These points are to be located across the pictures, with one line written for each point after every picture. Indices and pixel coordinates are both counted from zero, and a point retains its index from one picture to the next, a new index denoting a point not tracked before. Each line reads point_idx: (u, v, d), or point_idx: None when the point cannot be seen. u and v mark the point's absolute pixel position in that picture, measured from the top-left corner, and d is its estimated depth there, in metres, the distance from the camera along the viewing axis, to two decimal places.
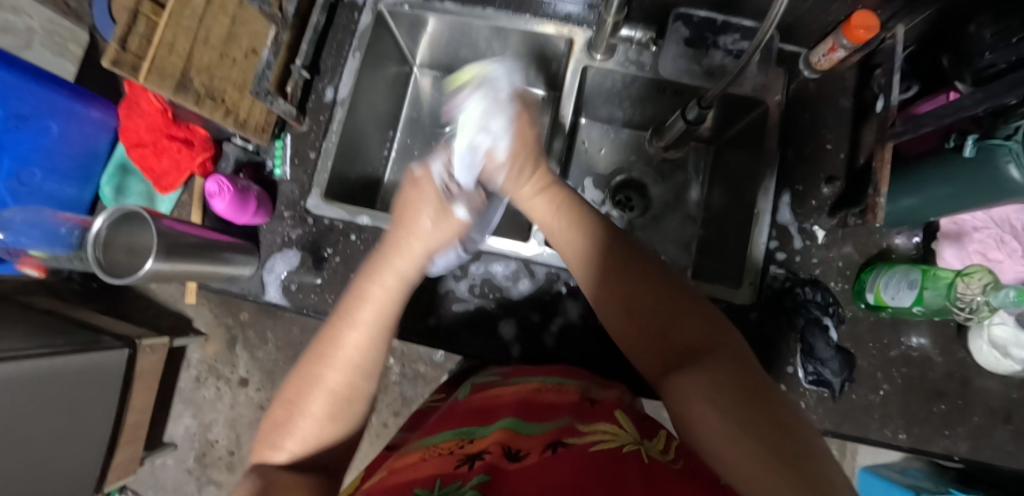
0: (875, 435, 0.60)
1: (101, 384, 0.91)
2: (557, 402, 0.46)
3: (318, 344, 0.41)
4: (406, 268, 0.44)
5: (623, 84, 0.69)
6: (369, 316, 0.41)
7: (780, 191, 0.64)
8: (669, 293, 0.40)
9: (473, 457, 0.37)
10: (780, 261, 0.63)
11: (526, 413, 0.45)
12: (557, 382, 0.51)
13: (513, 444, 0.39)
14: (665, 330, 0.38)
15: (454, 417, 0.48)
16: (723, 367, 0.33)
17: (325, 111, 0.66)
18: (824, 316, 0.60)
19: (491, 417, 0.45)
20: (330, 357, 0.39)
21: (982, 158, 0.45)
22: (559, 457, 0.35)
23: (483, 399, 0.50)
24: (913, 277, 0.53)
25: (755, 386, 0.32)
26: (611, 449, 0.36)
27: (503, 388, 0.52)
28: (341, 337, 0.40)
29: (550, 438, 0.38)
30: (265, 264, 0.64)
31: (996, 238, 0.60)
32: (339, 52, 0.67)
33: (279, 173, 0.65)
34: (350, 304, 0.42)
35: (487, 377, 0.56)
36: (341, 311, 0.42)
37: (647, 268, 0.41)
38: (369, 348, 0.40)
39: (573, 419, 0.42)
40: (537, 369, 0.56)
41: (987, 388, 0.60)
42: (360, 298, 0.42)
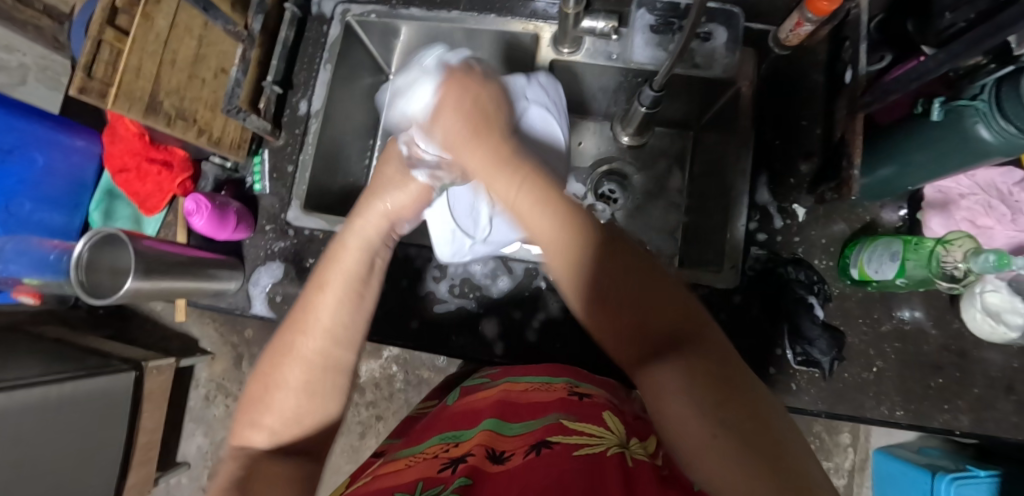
0: (871, 413, 0.58)
1: (110, 407, 0.93)
2: (541, 400, 0.45)
3: (294, 313, 0.40)
4: (372, 230, 0.42)
5: (593, 76, 0.69)
6: (336, 277, 0.40)
7: (756, 172, 0.63)
8: (645, 283, 0.32)
9: (457, 460, 0.37)
10: (761, 242, 0.62)
11: (510, 414, 0.44)
12: (548, 380, 0.50)
13: (497, 447, 0.38)
14: (644, 323, 0.32)
15: (440, 423, 0.48)
16: (708, 362, 0.29)
17: (300, 124, 0.67)
18: (811, 294, 0.59)
19: (476, 418, 0.45)
20: (307, 328, 0.38)
21: (951, 122, 0.44)
22: (542, 459, 0.34)
23: (472, 402, 0.49)
24: (895, 248, 0.53)
25: (738, 380, 0.28)
26: (597, 452, 0.35)
27: (492, 388, 0.52)
28: (315, 306, 0.39)
29: (536, 438, 0.37)
30: (250, 278, 0.65)
31: (984, 204, 0.58)
32: (311, 66, 0.69)
33: (259, 188, 0.66)
34: (323, 268, 0.41)
35: (477, 380, 0.56)
36: (314, 277, 0.41)
37: (620, 249, 0.34)
38: (342, 313, 0.39)
39: (561, 415, 0.41)
40: (526, 368, 0.55)
41: (986, 359, 0.59)
42: (332, 259, 0.41)
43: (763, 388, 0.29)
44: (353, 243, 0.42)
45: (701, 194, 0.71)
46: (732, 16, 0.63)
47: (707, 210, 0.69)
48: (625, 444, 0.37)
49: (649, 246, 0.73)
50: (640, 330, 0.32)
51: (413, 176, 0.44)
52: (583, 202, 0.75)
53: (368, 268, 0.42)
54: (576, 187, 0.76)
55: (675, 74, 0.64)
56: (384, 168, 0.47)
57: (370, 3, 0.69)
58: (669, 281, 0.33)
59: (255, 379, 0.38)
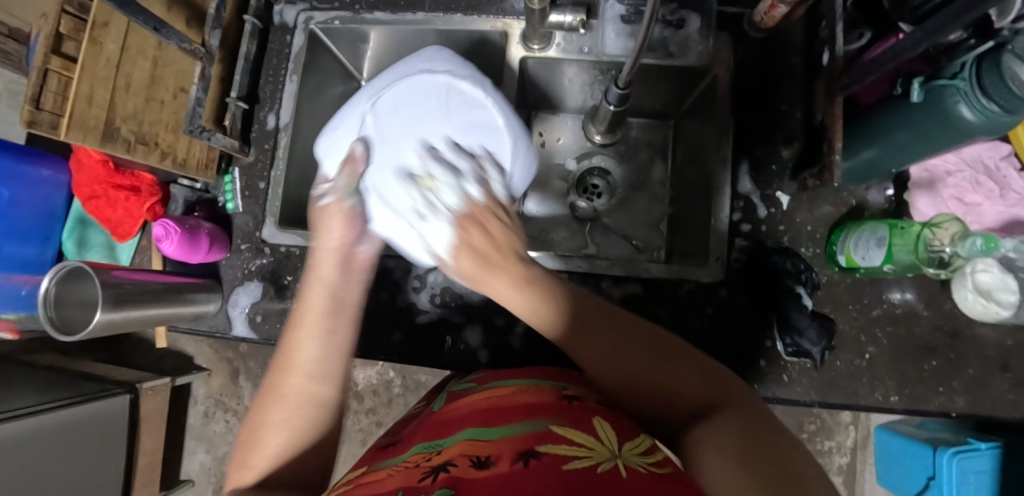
0: (866, 400, 0.57)
1: (106, 432, 0.93)
2: (529, 402, 0.41)
3: (278, 356, 0.43)
4: (332, 275, 0.47)
5: (566, 71, 0.67)
6: (312, 320, 0.44)
7: (737, 160, 0.62)
8: (671, 352, 0.38)
9: (439, 468, 0.33)
10: (746, 232, 0.60)
11: (497, 416, 0.40)
12: (536, 383, 0.46)
13: (479, 454, 0.34)
14: (669, 401, 0.36)
15: (418, 432, 0.44)
16: (738, 420, 0.32)
17: (270, 139, 0.66)
18: (799, 284, 0.57)
19: (456, 425, 0.41)
20: (288, 367, 0.42)
21: (931, 102, 0.43)
22: (527, 471, 0.29)
23: (452, 408, 0.45)
24: (881, 233, 0.51)
25: (766, 434, 0.30)
26: (584, 467, 0.29)
27: (475, 392, 0.47)
28: (295, 345, 0.42)
29: (523, 444, 0.33)
30: (229, 299, 0.64)
31: (971, 180, 0.57)
32: (276, 78, 0.67)
33: (231, 207, 0.65)
34: (297, 315, 0.45)
35: (464, 384, 0.52)
36: (291, 322, 0.45)
37: (642, 324, 0.41)
38: (314, 350, 0.42)
39: (550, 421, 0.37)
40: (513, 372, 0.51)
41: (981, 338, 0.57)
42: (305, 304, 0.45)
43: (789, 435, 0.31)
44: (318, 285, 0.46)
45: (684, 186, 0.70)
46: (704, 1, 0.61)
47: (690, 202, 0.68)
48: (618, 453, 0.32)
49: (636, 242, 0.72)
50: (665, 395, 0.37)
51: (321, 205, 0.50)
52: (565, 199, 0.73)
53: (340, 308, 0.46)
54: (557, 185, 0.75)
55: (648, 65, 0.62)
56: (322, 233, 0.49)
57: (333, 9, 0.67)
58: (693, 353, 0.38)
59: (241, 441, 0.40)
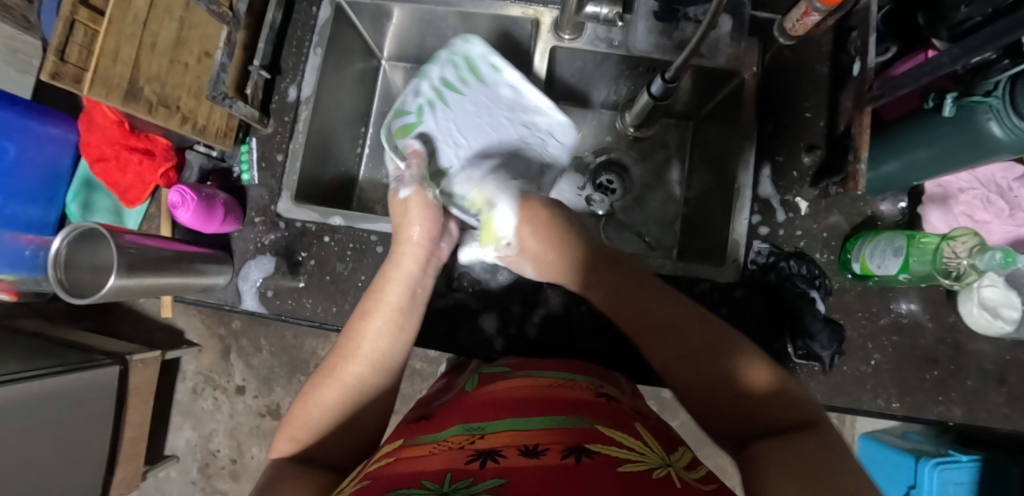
0: (868, 405, 0.59)
1: (95, 402, 0.90)
2: (567, 397, 0.41)
3: (341, 339, 0.44)
4: (411, 265, 0.47)
5: (593, 63, 0.67)
6: (385, 312, 0.44)
7: (759, 163, 0.62)
8: (721, 349, 0.37)
9: (486, 454, 0.33)
10: (764, 236, 0.61)
11: (535, 407, 0.40)
12: (568, 377, 0.46)
13: (525, 443, 0.34)
14: (742, 404, 0.34)
15: (451, 413, 0.44)
16: (816, 441, 0.27)
17: (290, 112, 0.65)
18: (812, 289, 0.58)
19: (493, 412, 0.40)
20: (350, 354, 0.43)
21: (966, 118, 0.44)
22: (583, 469, 0.29)
23: (487, 392, 0.45)
24: (898, 244, 0.53)
25: (837, 459, 0.26)
26: (639, 472, 0.30)
27: (512, 379, 0.47)
28: (361, 334, 0.43)
29: (571, 439, 0.33)
30: (239, 272, 0.62)
31: (982, 198, 0.59)
32: (300, 50, 0.66)
33: (247, 179, 0.63)
34: (369, 302, 0.46)
35: (496, 368, 0.52)
36: (361, 308, 0.45)
37: (688, 309, 0.40)
38: (381, 342, 0.43)
39: (594, 420, 0.37)
40: (543, 362, 0.51)
41: (979, 351, 0.59)
42: (379, 292, 0.46)
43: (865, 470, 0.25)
44: (396, 280, 0.46)
45: (701, 186, 0.71)
46: (738, 4, 0.62)
47: (707, 202, 0.68)
48: (669, 463, 0.32)
49: (648, 238, 0.73)
50: (725, 389, 0.35)
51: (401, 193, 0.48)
52: (581, 193, 0.73)
53: (410, 300, 0.46)
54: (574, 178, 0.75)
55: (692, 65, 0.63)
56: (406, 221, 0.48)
57: None
58: (749, 360, 0.36)
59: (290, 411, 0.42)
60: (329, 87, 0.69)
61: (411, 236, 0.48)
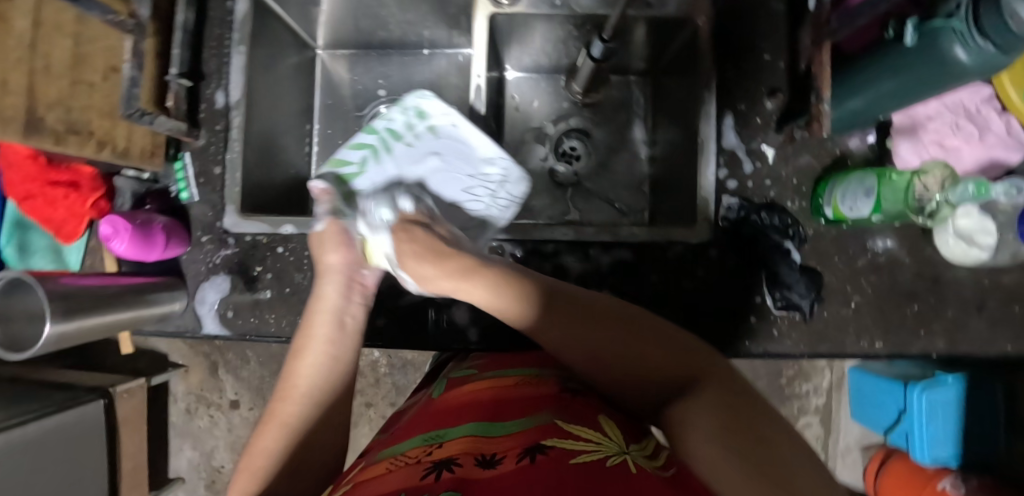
0: (852, 348, 0.58)
1: (83, 439, 0.88)
2: (528, 395, 0.40)
3: (279, 384, 0.49)
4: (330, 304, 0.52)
5: (539, 27, 0.63)
6: (313, 352, 0.49)
7: (721, 113, 0.59)
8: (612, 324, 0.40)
9: (443, 464, 0.31)
10: (733, 190, 0.58)
11: (499, 412, 0.38)
12: (536, 373, 0.45)
13: (483, 451, 0.32)
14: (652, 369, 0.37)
15: (420, 421, 0.42)
16: (722, 392, 0.32)
17: (221, 119, 0.60)
18: (786, 239, 0.57)
19: (457, 417, 0.39)
20: (288, 394, 0.47)
21: (927, 46, 0.41)
22: (538, 468, 0.28)
23: (447, 399, 0.44)
24: (869, 184, 0.50)
25: (752, 420, 0.29)
26: (594, 462, 0.29)
27: (473, 381, 0.46)
28: (296, 373, 0.48)
29: (528, 439, 0.32)
30: (195, 296, 0.59)
31: (951, 124, 0.56)
32: (220, 50, 0.60)
33: (186, 197, 0.59)
34: (296, 348, 0.50)
35: (464, 370, 0.50)
36: (290, 352, 0.50)
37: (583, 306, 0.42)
38: (315, 372, 0.49)
39: (554, 413, 0.36)
40: (510, 358, 0.50)
41: (958, 280, 0.59)
42: (303, 338, 0.50)
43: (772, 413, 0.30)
44: (322, 316, 0.51)
45: (665, 144, 0.68)
46: None
47: (674, 161, 0.65)
48: (626, 450, 0.31)
49: (618, 205, 0.71)
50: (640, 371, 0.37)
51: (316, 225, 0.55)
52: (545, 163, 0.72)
53: (334, 343, 0.51)
54: (536, 150, 0.73)
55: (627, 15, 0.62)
56: (324, 254, 0.53)
57: None
58: (646, 324, 0.39)
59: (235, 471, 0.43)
60: (261, 87, 0.64)
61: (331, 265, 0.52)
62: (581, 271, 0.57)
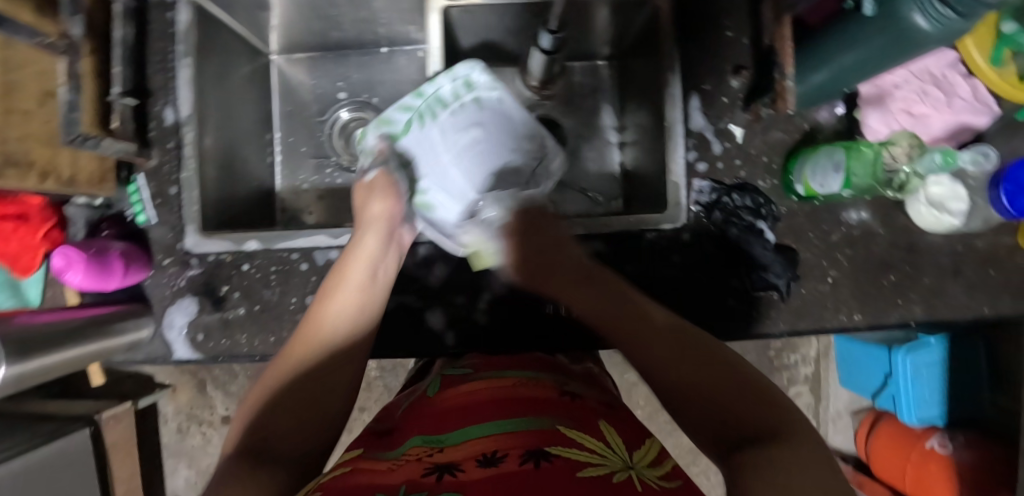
0: (832, 322, 0.58)
1: (72, 470, 0.86)
2: (528, 396, 0.40)
3: (305, 323, 0.43)
4: (370, 248, 0.46)
5: (495, 17, 0.61)
6: (344, 301, 0.43)
7: (687, 95, 0.58)
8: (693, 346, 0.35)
9: (444, 467, 0.31)
10: (703, 172, 0.58)
11: (500, 409, 0.38)
12: (533, 376, 0.45)
13: (485, 450, 0.32)
14: (724, 405, 0.31)
15: (417, 420, 0.42)
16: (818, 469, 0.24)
17: (172, 137, 0.58)
18: (758, 220, 0.56)
19: (457, 418, 0.39)
20: (309, 334, 0.42)
21: (886, 13, 0.40)
22: (541, 475, 0.27)
23: (447, 397, 0.43)
24: (837, 157, 0.50)
25: None
26: (601, 475, 0.28)
27: (474, 380, 0.45)
28: (324, 314, 0.43)
29: (530, 442, 0.32)
30: (163, 322, 0.57)
31: (919, 90, 0.55)
32: (166, 65, 0.58)
33: (144, 220, 0.57)
34: (333, 282, 0.45)
35: (458, 370, 0.50)
36: (324, 290, 0.45)
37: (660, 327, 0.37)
38: (343, 321, 0.43)
39: (556, 419, 0.36)
40: (508, 359, 0.50)
41: (933, 247, 0.58)
42: (341, 274, 0.45)
43: None
44: (359, 259, 0.45)
45: (635, 129, 0.67)
46: None
47: (644, 146, 0.64)
48: (632, 467, 0.30)
49: (592, 194, 0.70)
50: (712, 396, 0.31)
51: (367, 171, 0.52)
52: None
53: (367, 303, 0.45)
54: None
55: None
56: (373, 203, 0.48)
57: None
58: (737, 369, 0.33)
59: (245, 398, 0.41)
60: (213, 99, 0.62)
61: (371, 212, 0.48)
62: None
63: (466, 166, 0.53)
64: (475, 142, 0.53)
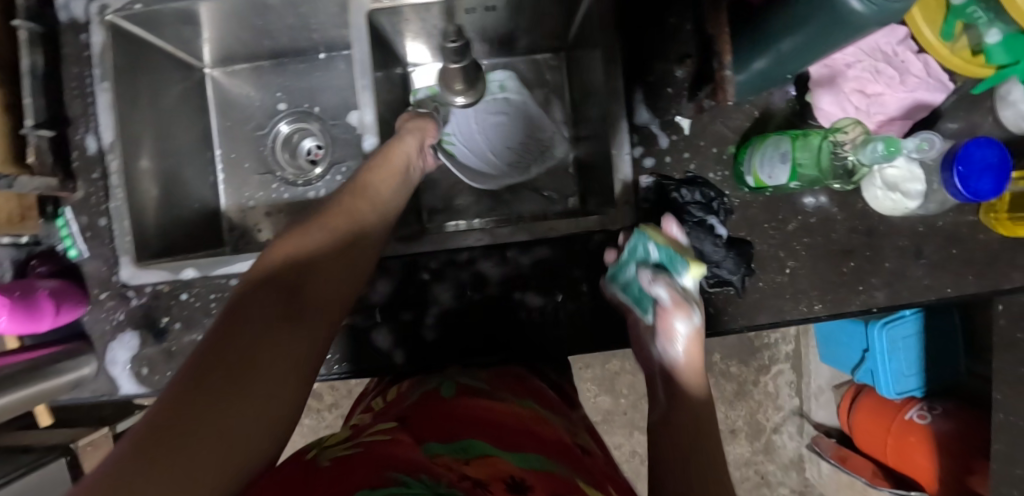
0: (793, 314, 0.57)
1: None
2: (544, 435, 0.38)
3: (347, 189, 0.43)
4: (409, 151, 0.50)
5: (428, 17, 0.59)
6: (387, 180, 0.46)
7: (630, 88, 0.55)
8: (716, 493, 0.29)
9: (481, 484, 0.26)
10: (651, 168, 0.56)
11: (518, 441, 0.35)
12: (540, 413, 0.44)
13: (514, 476, 0.28)
14: None
15: (430, 418, 0.38)
16: None
17: (97, 166, 0.56)
18: (710, 214, 0.54)
19: (473, 434, 0.35)
20: (360, 193, 0.43)
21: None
22: None
23: (464, 408, 0.40)
24: (784, 148, 0.48)
25: None
26: None
27: (491, 401, 0.43)
28: (373, 182, 0.45)
29: (555, 488, 0.28)
30: (106, 358, 0.56)
31: (871, 69, 0.53)
32: (84, 92, 0.57)
33: (75, 254, 0.55)
34: (371, 168, 0.46)
35: (472, 383, 0.48)
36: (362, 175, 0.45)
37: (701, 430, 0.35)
38: (391, 192, 0.46)
39: (570, 468, 0.33)
40: (513, 381, 0.49)
41: (893, 230, 0.57)
42: (384, 156, 0.48)
43: None
44: (398, 150, 0.49)
45: (585, 123, 0.64)
46: None
47: (594, 142, 0.62)
48: None
49: (547, 192, 0.68)
50: None
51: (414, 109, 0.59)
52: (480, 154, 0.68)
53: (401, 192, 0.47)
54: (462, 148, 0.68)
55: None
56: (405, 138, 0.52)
57: None
58: None
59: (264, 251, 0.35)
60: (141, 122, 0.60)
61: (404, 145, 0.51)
62: (502, 275, 0.55)
63: (485, 134, 0.69)
64: (495, 122, 0.69)
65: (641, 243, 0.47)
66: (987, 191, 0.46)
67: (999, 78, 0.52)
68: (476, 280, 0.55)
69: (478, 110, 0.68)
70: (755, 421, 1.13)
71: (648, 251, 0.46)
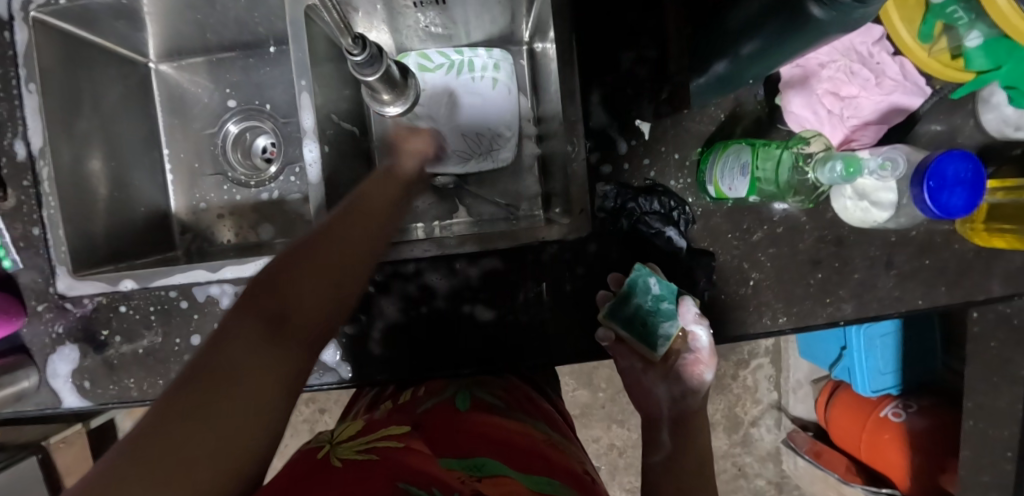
0: (755, 327, 0.54)
1: None
2: (560, 461, 0.39)
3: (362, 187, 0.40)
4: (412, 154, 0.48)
5: None
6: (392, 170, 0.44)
7: (587, 89, 0.52)
8: None
9: None
10: (608, 176, 0.53)
11: (532, 459, 0.36)
12: (552, 437, 0.44)
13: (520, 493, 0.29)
14: None
15: (449, 432, 0.39)
16: None
17: (27, 173, 0.54)
18: (668, 225, 0.52)
19: (483, 449, 0.36)
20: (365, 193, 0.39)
21: None
22: None
23: (473, 421, 0.42)
24: (744, 159, 0.45)
25: None
26: None
27: (505, 420, 0.43)
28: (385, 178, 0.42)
29: None
30: (47, 371, 0.55)
31: (845, 70, 0.51)
32: (9, 95, 0.54)
33: (9, 264, 0.54)
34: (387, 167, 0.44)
35: (486, 397, 0.49)
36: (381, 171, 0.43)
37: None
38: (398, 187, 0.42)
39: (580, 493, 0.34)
40: (528, 404, 0.50)
41: (863, 239, 0.54)
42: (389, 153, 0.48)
43: None
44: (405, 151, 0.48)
45: (547, 122, 0.61)
46: None
47: (554, 144, 0.59)
48: None
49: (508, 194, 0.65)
50: None
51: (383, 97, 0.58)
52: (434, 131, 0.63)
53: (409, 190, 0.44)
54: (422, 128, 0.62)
55: None
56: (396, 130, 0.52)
57: None
58: None
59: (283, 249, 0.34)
60: None
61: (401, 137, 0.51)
62: (450, 287, 0.53)
63: (448, 111, 0.63)
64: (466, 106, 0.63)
65: (642, 277, 0.49)
66: (958, 206, 0.44)
67: (980, 82, 0.48)
68: (423, 293, 0.53)
69: (457, 88, 0.62)
70: (734, 415, 1.12)
71: (651, 283, 0.49)
